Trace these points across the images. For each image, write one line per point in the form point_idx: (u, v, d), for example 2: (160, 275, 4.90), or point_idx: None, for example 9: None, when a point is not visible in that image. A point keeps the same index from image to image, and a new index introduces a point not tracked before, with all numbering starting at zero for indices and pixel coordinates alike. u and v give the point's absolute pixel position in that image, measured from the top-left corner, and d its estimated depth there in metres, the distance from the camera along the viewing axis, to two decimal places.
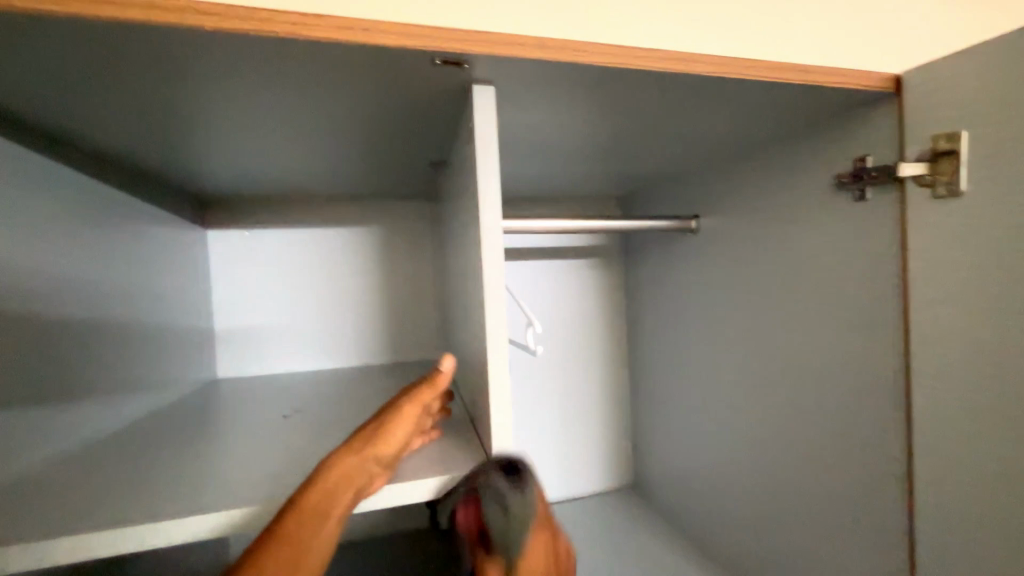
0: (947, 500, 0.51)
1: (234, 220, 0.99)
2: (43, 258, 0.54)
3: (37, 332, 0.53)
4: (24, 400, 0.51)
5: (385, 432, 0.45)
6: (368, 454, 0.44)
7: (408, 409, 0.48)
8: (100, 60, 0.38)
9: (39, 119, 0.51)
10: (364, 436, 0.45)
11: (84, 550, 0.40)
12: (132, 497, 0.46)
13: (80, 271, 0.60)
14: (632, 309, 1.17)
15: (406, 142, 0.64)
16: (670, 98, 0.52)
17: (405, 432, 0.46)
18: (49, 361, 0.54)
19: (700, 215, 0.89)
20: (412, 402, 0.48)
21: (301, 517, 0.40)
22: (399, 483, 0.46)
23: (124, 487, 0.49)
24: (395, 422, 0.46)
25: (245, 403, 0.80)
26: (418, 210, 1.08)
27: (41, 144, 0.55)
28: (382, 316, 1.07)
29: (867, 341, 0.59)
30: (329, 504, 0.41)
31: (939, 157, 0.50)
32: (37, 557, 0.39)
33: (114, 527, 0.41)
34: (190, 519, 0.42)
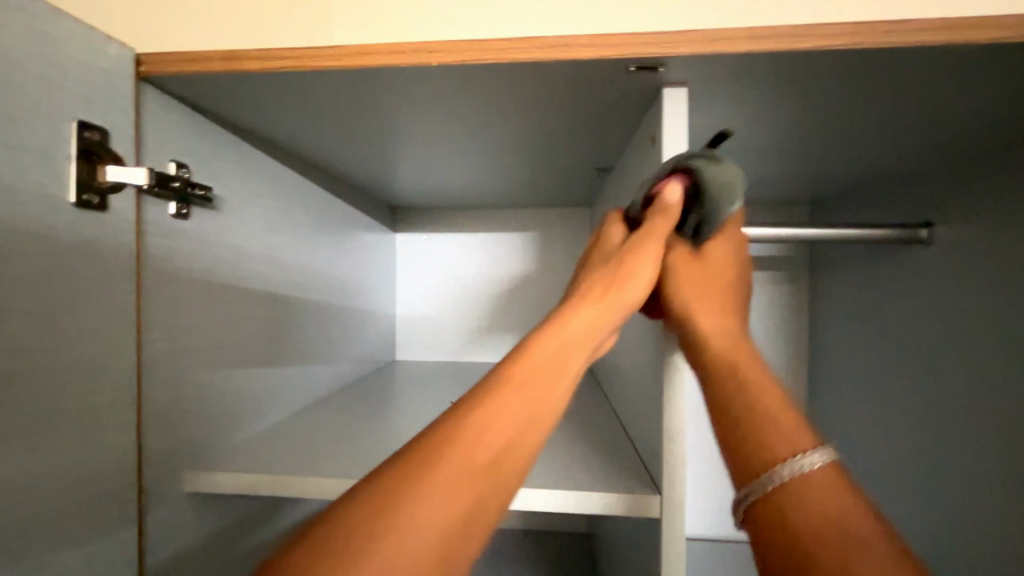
0: None
1: (415, 226, 1.14)
2: (295, 254, 0.72)
3: (285, 310, 0.70)
4: (275, 363, 0.67)
5: (620, 280, 0.42)
6: (603, 307, 0.41)
7: (646, 244, 0.42)
8: (351, 101, 0.48)
9: (303, 150, 0.66)
10: (602, 287, 0.42)
11: (319, 491, 0.50)
12: (347, 452, 0.58)
13: (314, 266, 0.78)
14: (818, 333, 0.99)
15: (578, 150, 0.65)
16: (920, 80, 0.42)
17: (645, 273, 0.42)
18: (292, 331, 0.71)
19: (934, 222, 0.68)
20: (648, 236, 0.42)
21: (543, 358, 0.37)
22: (563, 491, 0.47)
23: (340, 443, 0.61)
24: (636, 259, 0.42)
25: (419, 385, 0.92)
26: (573, 217, 1.10)
27: (299, 167, 0.72)
28: (533, 319, 1.12)
29: None
30: (569, 352, 0.38)
31: None
32: (287, 488, 0.51)
33: (340, 477, 0.51)
34: None
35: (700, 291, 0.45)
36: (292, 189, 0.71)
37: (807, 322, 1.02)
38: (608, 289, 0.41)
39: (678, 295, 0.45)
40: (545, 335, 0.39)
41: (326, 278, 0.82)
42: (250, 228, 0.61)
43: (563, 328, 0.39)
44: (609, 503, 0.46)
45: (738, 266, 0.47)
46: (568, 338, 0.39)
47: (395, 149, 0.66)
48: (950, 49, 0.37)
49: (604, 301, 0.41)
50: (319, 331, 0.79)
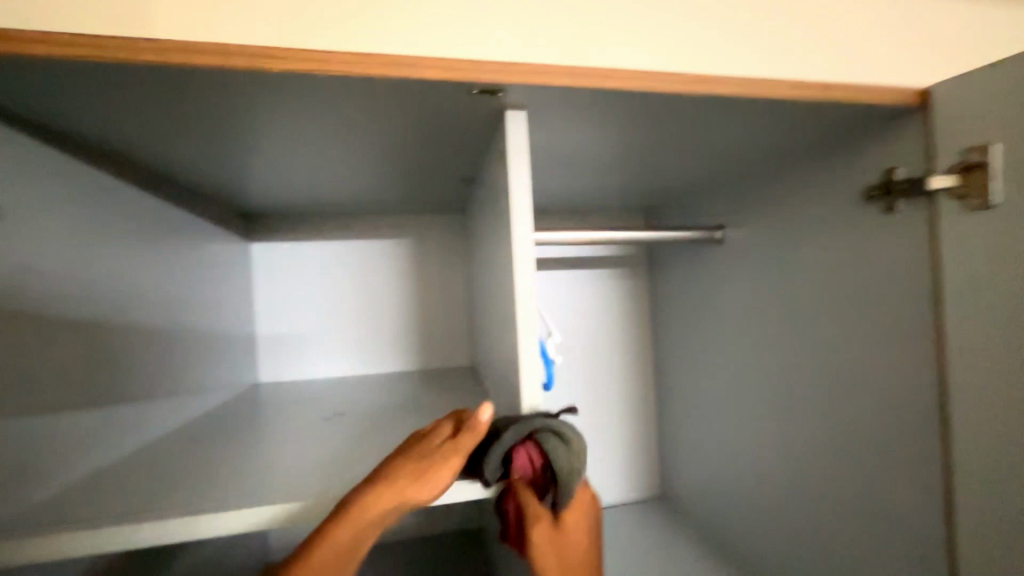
0: (983, 507, 0.53)
1: (276, 234, 1.06)
2: (121, 267, 0.62)
3: (104, 337, 0.59)
4: (93, 398, 0.56)
5: (416, 487, 0.45)
6: (399, 503, 0.45)
7: (455, 457, 0.48)
8: (178, 99, 0.44)
9: (124, 148, 0.58)
10: (400, 492, 0.44)
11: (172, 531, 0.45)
12: (199, 487, 0.52)
13: (149, 284, 0.68)
14: (657, 318, 1.18)
15: (441, 159, 0.68)
16: (697, 115, 0.56)
17: (444, 478, 0.47)
18: (119, 360, 0.61)
19: (727, 225, 0.91)
20: (459, 451, 0.48)
21: (338, 548, 0.44)
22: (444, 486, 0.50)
23: (189, 477, 0.54)
24: (440, 472, 0.46)
25: (289, 406, 0.86)
26: (448, 223, 1.13)
27: (114, 168, 0.62)
28: (414, 325, 1.12)
29: (897, 351, 0.62)
30: (362, 537, 0.45)
31: (970, 171, 0.51)
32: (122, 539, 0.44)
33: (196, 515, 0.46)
34: (257, 509, 0.47)
35: (558, 557, 0.49)
36: (108, 195, 0.60)
37: (648, 309, 1.21)
38: (402, 491, 0.45)
39: (545, 562, 0.48)
40: (341, 524, 0.44)
41: (168, 297, 0.72)
42: (45, 240, 0.51)
43: (355, 524, 0.44)
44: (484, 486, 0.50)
45: (592, 523, 0.53)
46: (359, 530, 0.44)
47: (245, 154, 0.61)
48: (706, 94, 0.50)
49: (401, 500, 0.45)
50: (157, 358, 0.69)
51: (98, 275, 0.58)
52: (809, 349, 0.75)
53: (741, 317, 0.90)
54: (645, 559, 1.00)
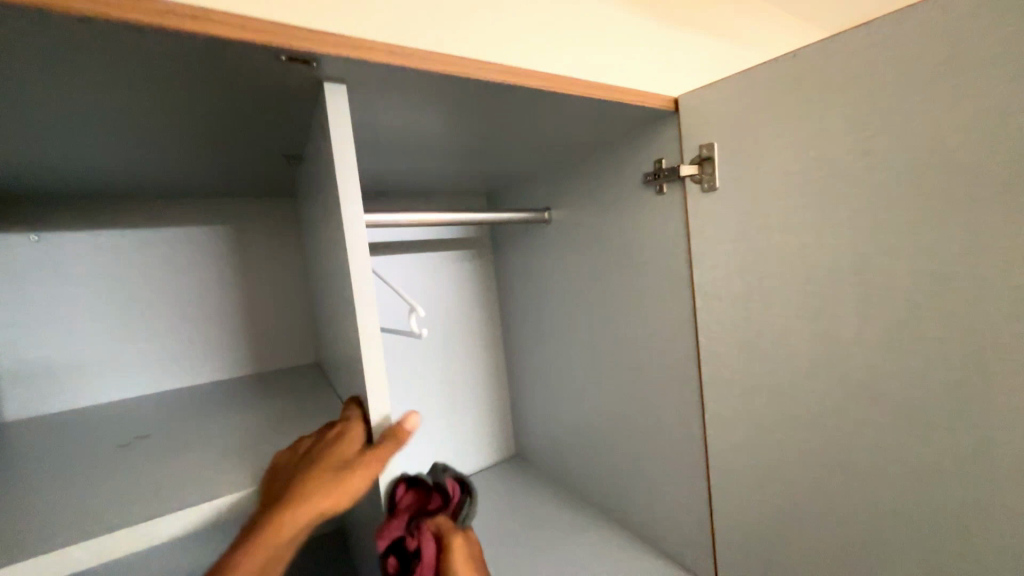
0: (722, 404, 0.74)
1: (12, 226, 0.79)
2: None
3: None
4: None
5: (334, 499, 0.47)
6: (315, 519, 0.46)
7: (371, 467, 0.49)
8: None
9: None
10: (324, 509, 0.45)
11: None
12: None
13: None
14: (500, 294, 1.28)
15: (252, 132, 0.61)
16: (514, 103, 0.63)
17: (360, 488, 0.48)
18: None
19: (551, 207, 1.04)
20: (376, 459, 0.50)
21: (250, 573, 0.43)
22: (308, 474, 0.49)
23: None
24: (355, 482, 0.48)
25: (67, 444, 0.68)
26: (270, 207, 1.01)
27: None
28: (239, 323, 0.98)
29: (669, 301, 0.80)
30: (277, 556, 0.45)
31: (703, 162, 0.70)
32: None
33: (61, 549, 0.42)
34: (151, 522, 0.46)
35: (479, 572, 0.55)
36: None
37: (493, 287, 1.30)
38: (325, 506, 0.46)
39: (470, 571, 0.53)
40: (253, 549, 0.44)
41: None
42: None
43: (268, 547, 0.44)
44: None
45: None
46: (273, 552, 0.44)
47: None
48: (519, 85, 0.56)
49: (317, 516, 0.46)
50: None
51: None
52: (615, 306, 0.92)
53: (567, 285, 1.04)
54: (507, 510, 1.11)
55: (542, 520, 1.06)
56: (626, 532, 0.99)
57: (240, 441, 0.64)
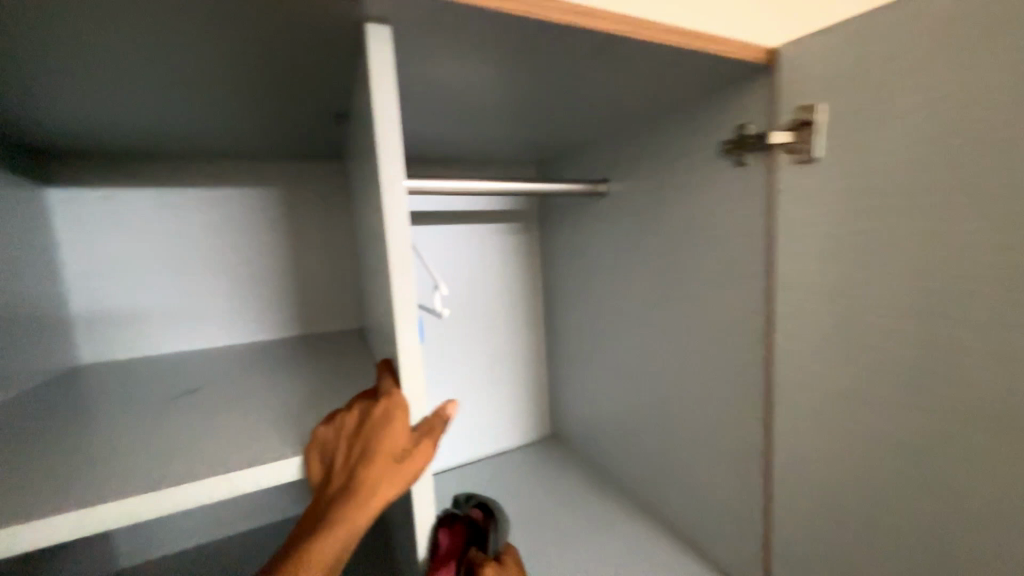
0: (792, 410, 0.65)
1: (84, 180, 0.83)
2: None
3: None
4: None
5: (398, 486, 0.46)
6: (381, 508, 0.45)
7: (428, 449, 0.49)
8: None
9: None
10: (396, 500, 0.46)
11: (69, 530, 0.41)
12: None
13: None
14: (547, 271, 1.22)
15: (297, 86, 0.58)
16: (578, 53, 0.55)
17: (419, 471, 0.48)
18: None
19: (608, 179, 0.95)
20: (430, 443, 0.49)
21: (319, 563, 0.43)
22: None
23: None
24: (415, 468, 0.47)
25: (125, 391, 0.71)
26: (320, 170, 1.00)
27: None
28: (287, 286, 0.99)
29: (739, 290, 0.71)
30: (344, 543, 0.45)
31: (801, 128, 0.59)
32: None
33: (92, 508, 0.42)
34: (179, 489, 0.44)
35: None
36: None
37: (540, 263, 1.24)
38: (394, 495, 0.46)
39: None
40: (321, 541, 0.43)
41: None
42: None
43: (339, 538, 0.44)
44: None
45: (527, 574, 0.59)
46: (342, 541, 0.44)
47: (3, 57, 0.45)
48: (585, 30, 0.48)
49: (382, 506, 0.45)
50: None
51: None
52: (674, 292, 0.83)
53: (620, 266, 0.96)
54: (539, 492, 1.08)
55: (575, 506, 1.03)
56: (665, 532, 0.93)
57: (281, 402, 0.64)
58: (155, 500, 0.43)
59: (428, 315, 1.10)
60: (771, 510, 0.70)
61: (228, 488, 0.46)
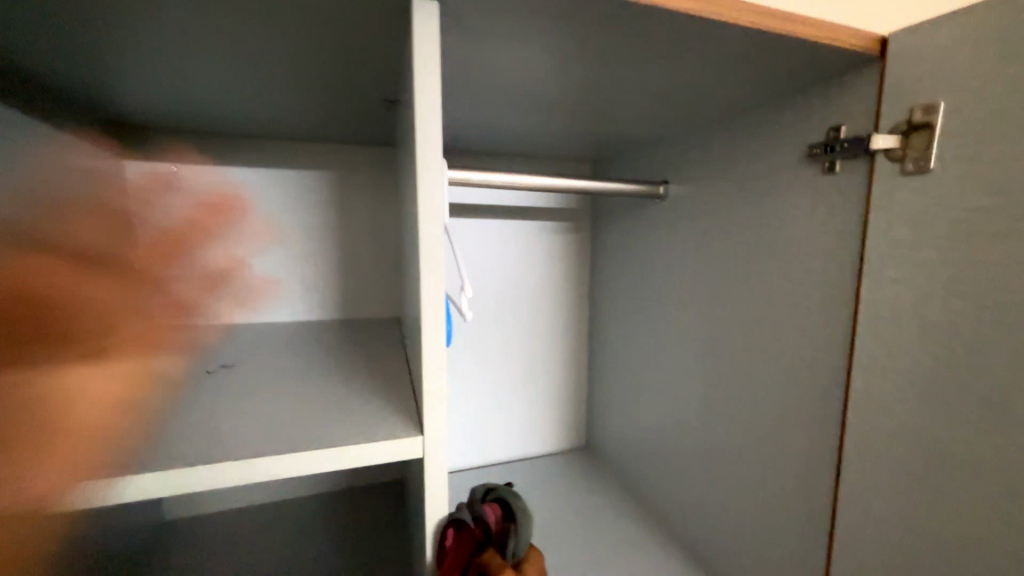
0: (868, 463, 0.56)
1: (159, 154, 0.88)
2: None
3: None
4: None
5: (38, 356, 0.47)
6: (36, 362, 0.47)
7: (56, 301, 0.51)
8: None
9: None
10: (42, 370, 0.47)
11: (91, 495, 0.41)
12: None
13: None
14: (594, 274, 1.15)
15: (347, 71, 0.57)
16: (646, 37, 0.49)
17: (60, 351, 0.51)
18: None
19: (669, 180, 0.87)
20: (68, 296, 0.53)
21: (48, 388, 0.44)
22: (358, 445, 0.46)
23: None
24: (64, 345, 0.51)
25: (176, 357, 0.75)
26: (373, 157, 1.00)
27: None
28: (333, 269, 1.01)
29: (813, 316, 0.62)
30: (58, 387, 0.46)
31: (912, 131, 0.49)
32: None
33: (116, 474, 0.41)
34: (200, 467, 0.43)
35: None
36: None
37: (588, 265, 1.18)
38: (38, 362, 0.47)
39: None
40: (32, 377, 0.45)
41: None
42: None
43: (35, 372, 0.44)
44: (388, 449, 0.46)
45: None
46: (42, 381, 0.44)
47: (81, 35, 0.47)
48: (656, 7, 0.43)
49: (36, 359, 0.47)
50: None
51: None
52: (734, 310, 0.75)
53: (675, 276, 0.88)
54: (566, 505, 1.03)
55: (601, 526, 0.97)
56: (699, 570, 0.85)
57: (310, 384, 0.64)
58: (173, 478, 0.43)
59: (454, 315, 1.04)
60: (831, 571, 0.61)
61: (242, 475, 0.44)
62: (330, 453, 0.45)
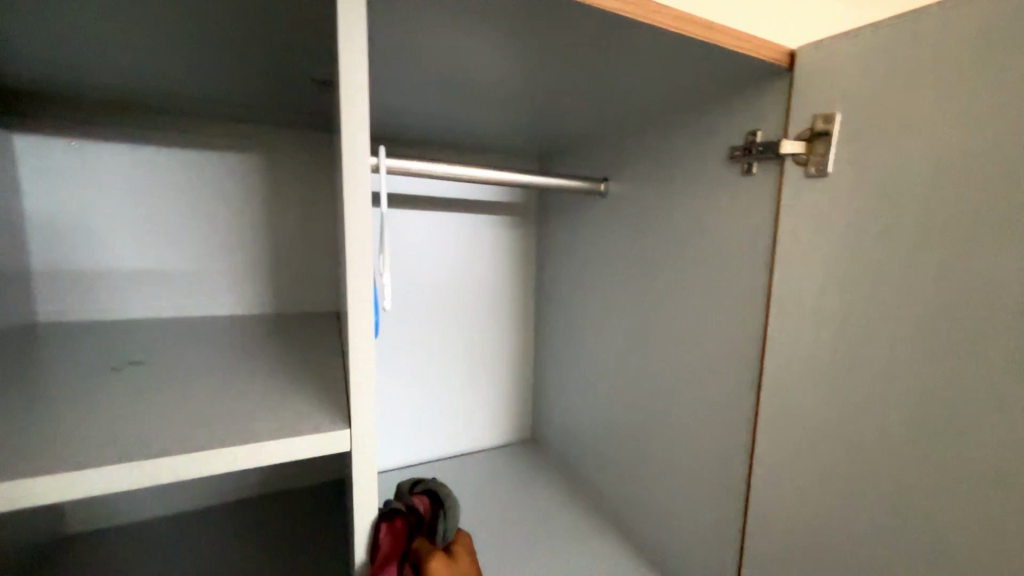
0: (781, 440, 0.61)
1: (55, 128, 0.78)
2: None
3: None
4: None
5: None
6: None
7: None
8: None
9: None
10: None
11: None
12: None
13: None
14: (539, 269, 1.17)
15: (274, 50, 0.54)
16: (580, 35, 0.51)
17: None
18: None
19: (609, 178, 0.90)
20: None
21: None
22: (277, 441, 0.43)
23: None
24: None
25: (74, 352, 0.67)
26: (308, 142, 0.95)
27: None
28: (263, 258, 0.95)
29: (733, 307, 0.67)
30: None
31: (815, 138, 0.55)
32: None
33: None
34: (87, 475, 0.38)
35: None
36: None
37: (533, 260, 1.19)
38: None
39: None
40: None
41: None
42: None
43: None
44: (312, 444, 0.44)
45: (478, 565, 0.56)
46: None
47: None
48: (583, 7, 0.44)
49: None
50: None
51: None
52: (665, 302, 0.79)
53: (614, 270, 0.91)
54: (508, 495, 1.04)
55: (544, 514, 0.98)
56: (635, 552, 0.89)
57: (230, 379, 0.60)
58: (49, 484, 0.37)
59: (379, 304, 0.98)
60: (746, 543, 0.66)
61: (143, 476, 0.40)
62: (244, 453, 0.43)
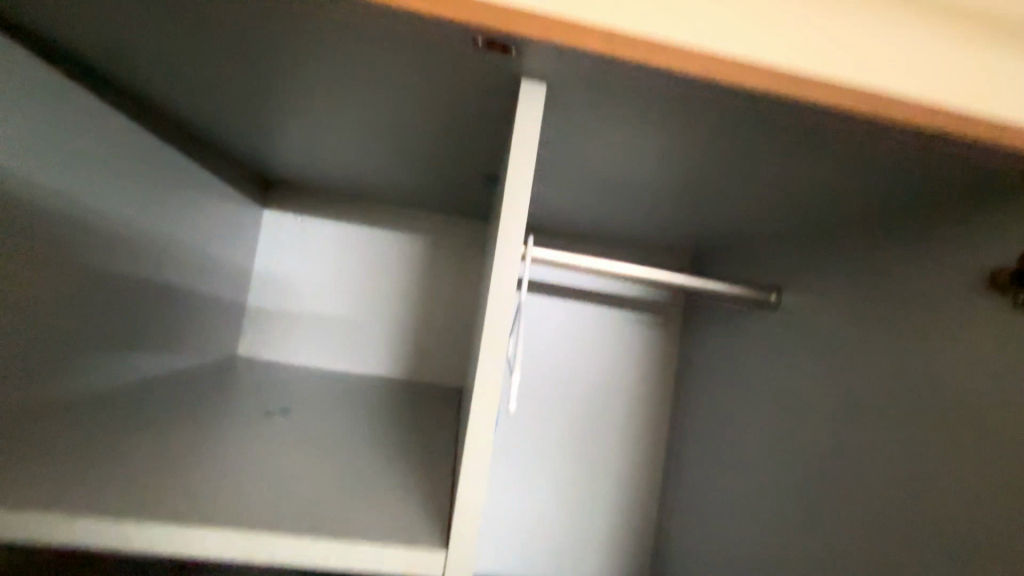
0: None
1: (289, 205, 1.01)
2: (89, 195, 0.59)
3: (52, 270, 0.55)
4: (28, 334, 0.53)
5: None
6: None
7: None
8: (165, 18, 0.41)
9: (129, 78, 0.56)
10: None
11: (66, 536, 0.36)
12: (82, 459, 0.45)
13: (114, 208, 0.64)
14: (681, 379, 1.01)
15: (454, 149, 0.61)
16: (767, 128, 0.45)
17: None
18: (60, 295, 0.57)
19: (783, 288, 0.76)
20: None
21: None
22: (364, 544, 0.38)
23: (84, 446, 0.48)
24: None
25: (244, 387, 0.78)
26: (467, 227, 1.04)
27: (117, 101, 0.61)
28: (407, 326, 1.02)
29: (1001, 499, 0.44)
30: None
31: None
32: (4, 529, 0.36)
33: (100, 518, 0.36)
34: (179, 536, 0.37)
35: None
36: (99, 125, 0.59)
37: (674, 368, 1.04)
38: None
39: None
40: None
41: (126, 233, 0.66)
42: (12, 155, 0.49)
43: None
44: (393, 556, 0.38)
45: None
46: None
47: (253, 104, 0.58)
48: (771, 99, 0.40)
49: None
50: None
51: (67, 198, 0.56)
52: (871, 465, 0.57)
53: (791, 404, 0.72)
54: None
55: None
56: None
57: (352, 444, 0.61)
58: (160, 533, 0.37)
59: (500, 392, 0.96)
60: None
61: (236, 549, 0.37)
62: (316, 553, 0.37)
